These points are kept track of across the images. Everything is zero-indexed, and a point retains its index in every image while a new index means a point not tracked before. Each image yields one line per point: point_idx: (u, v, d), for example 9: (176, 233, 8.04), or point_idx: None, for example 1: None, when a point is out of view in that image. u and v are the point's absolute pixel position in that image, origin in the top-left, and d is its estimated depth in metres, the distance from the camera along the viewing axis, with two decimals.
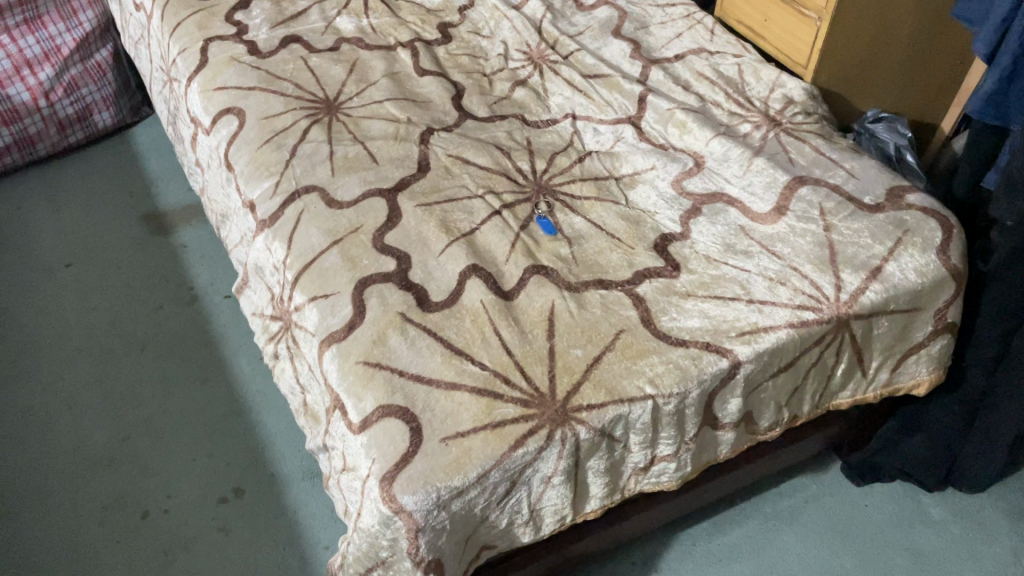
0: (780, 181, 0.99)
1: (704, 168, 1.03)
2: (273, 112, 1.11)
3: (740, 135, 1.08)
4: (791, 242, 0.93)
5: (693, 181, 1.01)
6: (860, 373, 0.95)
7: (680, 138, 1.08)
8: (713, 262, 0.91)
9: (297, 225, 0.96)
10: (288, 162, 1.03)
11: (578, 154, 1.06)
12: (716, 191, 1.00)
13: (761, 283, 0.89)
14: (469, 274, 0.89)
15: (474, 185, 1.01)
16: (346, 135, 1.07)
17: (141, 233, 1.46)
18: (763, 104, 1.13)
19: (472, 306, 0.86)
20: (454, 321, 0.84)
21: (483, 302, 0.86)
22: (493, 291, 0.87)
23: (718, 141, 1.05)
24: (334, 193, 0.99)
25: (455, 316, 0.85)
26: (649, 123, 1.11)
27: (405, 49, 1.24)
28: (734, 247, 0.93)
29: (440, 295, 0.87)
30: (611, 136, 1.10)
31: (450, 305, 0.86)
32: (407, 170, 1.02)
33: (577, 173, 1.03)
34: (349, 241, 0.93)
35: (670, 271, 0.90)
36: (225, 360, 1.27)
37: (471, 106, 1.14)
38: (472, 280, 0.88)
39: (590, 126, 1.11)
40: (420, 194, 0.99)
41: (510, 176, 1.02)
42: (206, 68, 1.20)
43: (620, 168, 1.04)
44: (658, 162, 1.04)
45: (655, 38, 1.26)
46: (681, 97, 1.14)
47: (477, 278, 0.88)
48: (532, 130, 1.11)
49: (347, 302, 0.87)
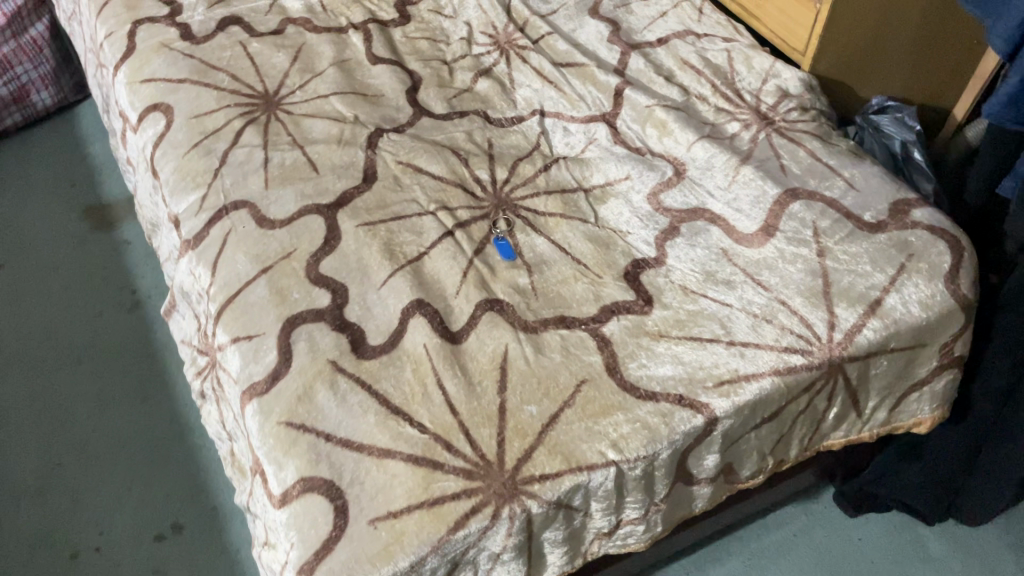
0: (769, 196, 0.88)
1: (686, 177, 0.91)
2: (204, 110, 0.99)
3: (726, 137, 0.96)
4: (779, 270, 0.82)
5: (672, 194, 0.90)
6: (855, 414, 0.85)
7: (659, 141, 0.96)
8: (690, 295, 0.80)
9: (222, 249, 0.85)
10: (216, 172, 0.92)
11: (545, 160, 0.94)
12: (697, 206, 0.88)
13: (743, 321, 0.78)
14: (411, 311, 0.78)
15: (425, 200, 0.90)
16: (284, 138, 0.95)
17: (82, 228, 1.35)
18: (754, 99, 1.01)
19: (414, 351, 0.75)
20: (392, 370, 0.74)
21: (427, 347, 0.75)
22: (438, 333, 0.76)
23: (701, 146, 0.93)
24: (266, 209, 0.88)
25: (394, 364, 0.74)
26: (625, 121, 0.99)
27: (357, 32, 1.11)
28: (715, 276, 0.82)
29: (378, 337, 0.76)
30: (583, 138, 0.98)
31: (389, 350, 0.75)
32: (350, 181, 0.91)
33: (542, 184, 0.91)
34: (279, 269, 0.82)
35: (642, 306, 0.79)
36: (169, 373, 1.17)
37: (428, 102, 1.02)
38: (415, 319, 0.77)
39: (559, 125, 0.99)
40: (363, 211, 0.88)
41: (466, 188, 0.91)
42: (133, 56, 1.07)
43: (590, 178, 0.93)
44: (633, 171, 0.92)
45: (636, 18, 1.13)
46: (663, 91, 1.02)
47: (421, 317, 0.78)
48: (495, 131, 0.99)
49: (272, 345, 0.76)
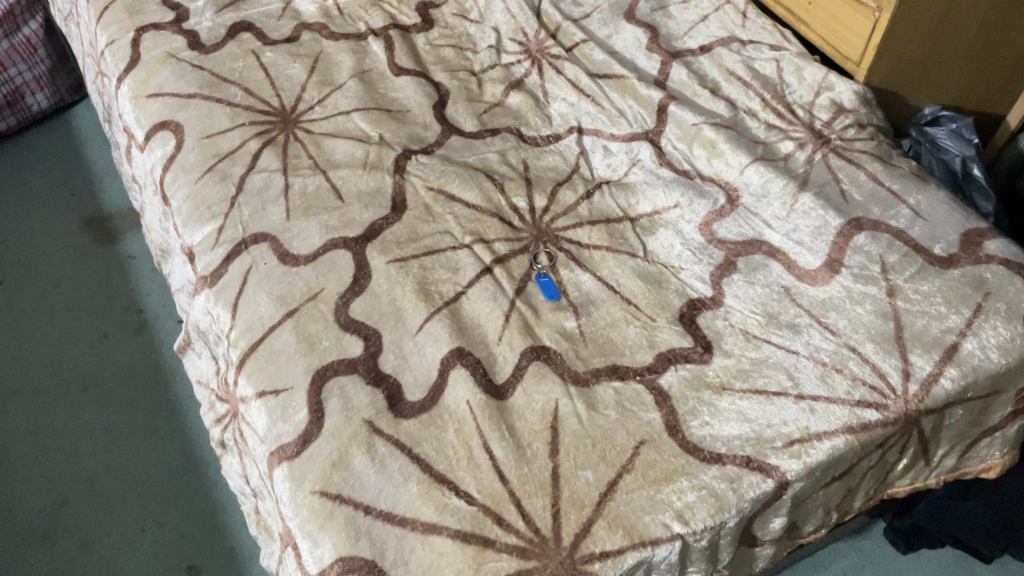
0: (831, 227, 0.82)
1: (739, 205, 0.85)
2: (217, 129, 0.92)
3: (780, 157, 0.90)
4: (846, 312, 0.76)
5: (726, 224, 0.83)
6: (923, 461, 0.79)
7: (708, 164, 0.89)
8: (752, 341, 0.74)
9: (243, 288, 0.79)
10: (233, 200, 0.85)
11: (586, 184, 0.88)
12: (753, 238, 0.82)
13: (811, 371, 0.72)
14: (452, 362, 0.72)
15: (459, 232, 0.83)
16: (305, 162, 0.89)
17: (84, 242, 1.28)
18: (807, 114, 0.94)
19: (457, 409, 0.69)
20: (434, 431, 0.68)
21: (471, 404, 0.69)
22: (482, 387, 0.70)
23: (755, 169, 0.86)
24: (289, 243, 0.81)
25: (436, 424, 0.68)
26: (670, 140, 0.92)
27: (377, 39, 1.04)
28: (777, 318, 0.76)
29: (416, 391, 0.70)
30: (625, 159, 0.91)
31: (429, 407, 0.69)
32: (378, 211, 0.84)
33: (585, 213, 0.85)
34: (305, 313, 0.76)
35: (701, 353, 0.73)
36: (180, 402, 1.11)
37: (457, 118, 0.95)
38: (456, 371, 0.71)
39: (599, 144, 0.93)
40: (393, 245, 0.81)
41: (503, 218, 0.85)
42: (138, 67, 1.00)
43: (636, 205, 0.86)
44: (682, 198, 0.85)
45: (675, 23, 1.06)
46: (709, 106, 0.95)
47: (463, 369, 0.71)
48: (530, 151, 0.92)
49: (302, 402, 0.70)
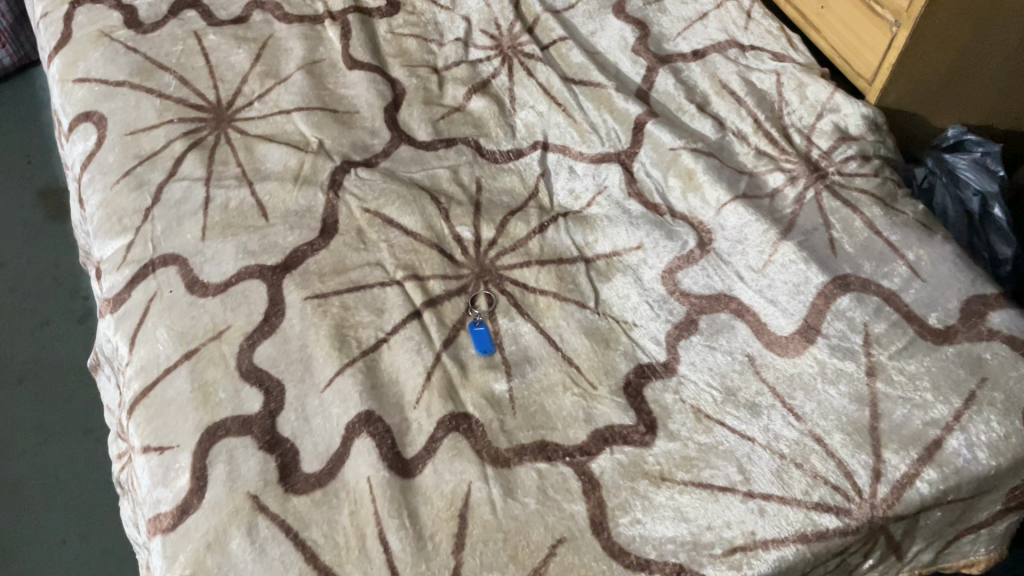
0: (811, 285, 0.71)
1: (711, 250, 0.75)
2: (142, 125, 0.83)
3: (766, 194, 0.79)
4: (816, 393, 0.66)
5: (691, 274, 0.73)
6: (895, 559, 0.68)
7: (682, 197, 0.79)
8: (704, 421, 0.65)
9: (144, 319, 0.71)
10: (147, 213, 0.77)
11: (541, 214, 0.78)
12: (722, 293, 0.72)
13: (766, 464, 0.63)
14: (353, 432, 0.64)
15: (392, 264, 0.74)
16: (231, 170, 0.80)
17: (36, 217, 1.21)
18: (804, 141, 0.83)
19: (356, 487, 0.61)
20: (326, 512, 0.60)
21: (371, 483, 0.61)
22: (386, 463, 0.62)
23: (733, 210, 0.76)
24: (200, 269, 0.73)
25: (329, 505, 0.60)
26: (643, 165, 0.81)
27: (334, 24, 0.93)
28: (735, 395, 0.66)
29: (313, 461, 0.63)
30: (590, 185, 0.81)
31: (325, 482, 0.61)
32: (304, 235, 0.75)
33: (535, 250, 0.75)
34: (205, 355, 0.68)
35: (642, 433, 0.64)
36: None
37: (409, 124, 0.85)
38: (357, 442, 0.63)
39: (564, 164, 0.83)
40: (315, 278, 0.73)
41: (443, 250, 0.75)
42: (68, 46, 0.91)
43: (594, 243, 0.76)
44: (646, 239, 0.75)
45: (669, 20, 0.94)
46: (693, 125, 0.84)
47: (365, 439, 0.63)
48: (486, 168, 0.82)
49: (186, 465, 0.63)
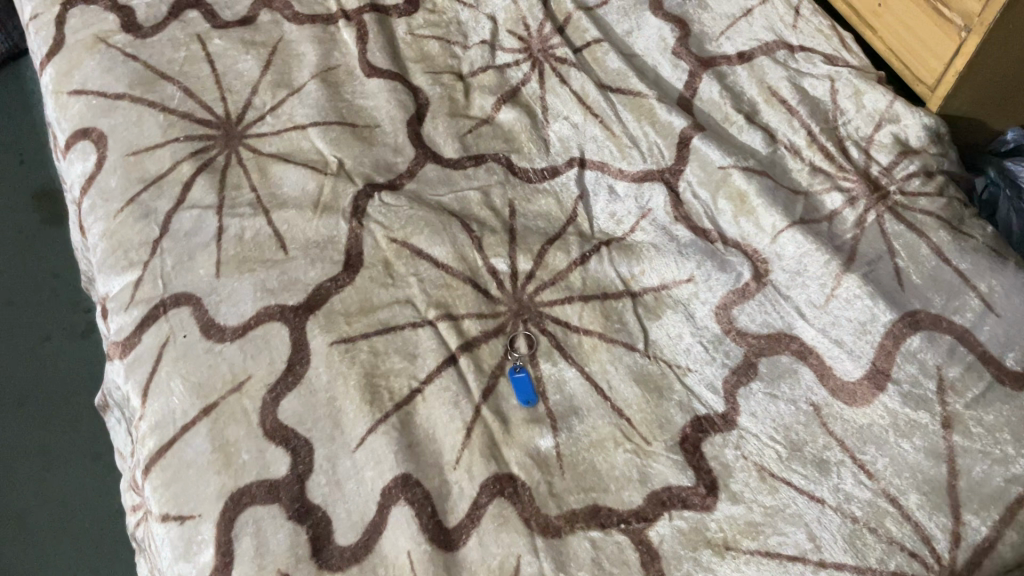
0: (879, 324, 0.66)
1: (768, 283, 0.69)
2: (146, 144, 0.77)
3: (824, 216, 0.73)
4: (888, 447, 0.62)
5: (747, 310, 0.68)
6: None
7: (733, 222, 0.73)
8: (769, 481, 0.60)
9: (156, 368, 0.65)
10: (155, 246, 0.71)
11: (582, 242, 0.72)
12: (782, 332, 0.67)
13: (837, 529, 0.58)
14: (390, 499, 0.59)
15: (423, 302, 0.68)
16: (245, 196, 0.74)
17: (31, 222, 1.15)
18: (862, 156, 0.77)
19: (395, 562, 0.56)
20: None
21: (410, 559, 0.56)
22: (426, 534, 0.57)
23: (791, 237, 0.70)
24: (215, 310, 0.67)
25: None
26: (690, 184, 0.75)
27: (349, 25, 0.86)
28: (800, 451, 0.62)
29: (349, 531, 0.58)
30: (633, 208, 0.75)
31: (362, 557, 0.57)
32: (326, 269, 0.69)
33: (577, 284, 0.69)
34: (225, 410, 0.63)
35: (703, 496, 0.60)
36: None
37: (434, 139, 0.79)
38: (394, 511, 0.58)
39: (603, 183, 0.77)
40: (341, 319, 0.67)
41: (478, 284, 0.70)
42: (61, 53, 0.84)
43: (641, 275, 0.70)
44: (697, 271, 0.69)
45: (711, 17, 0.87)
46: (741, 139, 0.78)
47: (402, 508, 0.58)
48: (519, 189, 0.76)
49: (210, 538, 0.58)
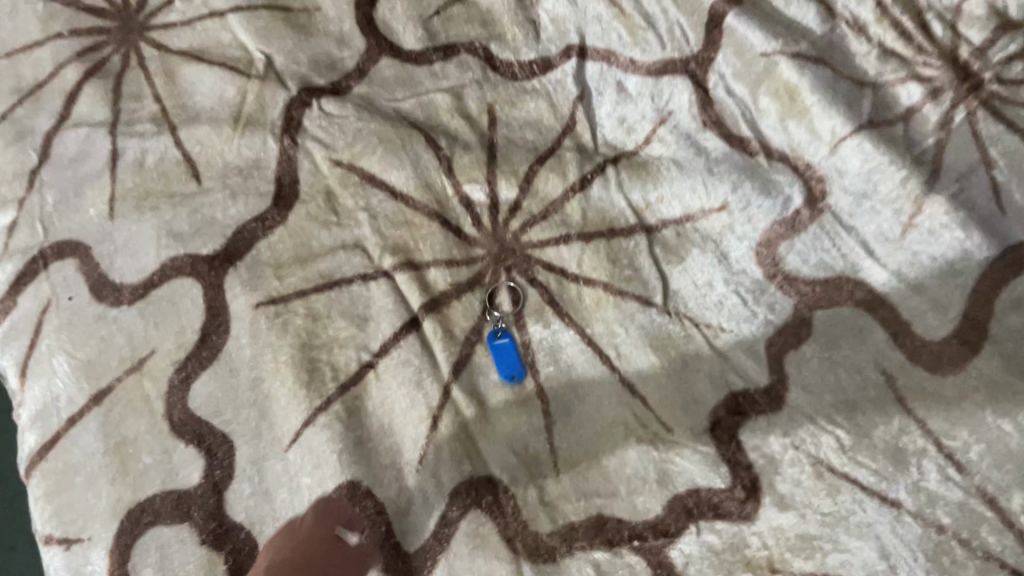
0: (971, 264, 0.50)
1: (825, 210, 0.53)
2: (18, 41, 0.59)
3: (897, 116, 0.56)
4: (985, 430, 0.46)
5: (797, 247, 0.52)
6: None
7: (779, 126, 0.55)
8: (827, 479, 0.46)
9: (35, 340, 0.51)
10: (32, 178, 0.55)
11: (581, 160, 0.55)
12: (845, 277, 0.51)
13: (916, 543, 0.44)
14: (321, 505, 0.45)
15: (376, 246, 0.53)
16: (146, 109, 0.57)
17: None
18: (947, 34, 0.57)
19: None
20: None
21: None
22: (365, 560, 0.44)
23: (856, 147, 0.53)
24: (108, 263, 0.52)
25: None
26: (722, 77, 0.57)
27: None
28: (870, 438, 0.46)
29: (268, 544, 0.44)
30: (648, 110, 0.57)
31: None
32: (250, 204, 0.54)
33: (575, 219, 0.54)
34: (122, 398, 0.49)
35: (742, 502, 0.46)
36: None
37: (389, 25, 0.60)
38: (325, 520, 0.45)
39: (610, 78, 0.58)
40: (270, 273, 0.52)
41: (447, 221, 0.54)
42: None
43: (658, 203, 0.54)
44: (732, 196, 0.53)
45: None
46: (789, 13, 0.58)
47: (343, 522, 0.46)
48: (501, 90, 0.58)
49: (103, 568, 0.46)
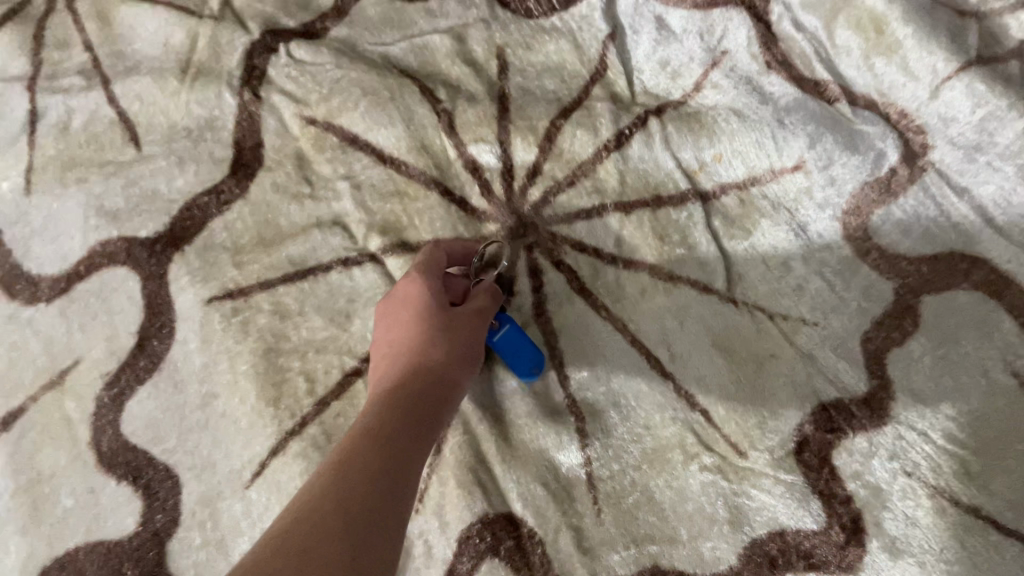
0: None
1: (927, 168, 0.42)
2: None
3: (1011, 52, 0.44)
4: None
5: (895, 216, 0.41)
6: None
7: (863, 68, 0.44)
8: (950, 517, 0.35)
9: None
10: None
11: (616, 111, 0.44)
12: (958, 253, 0.40)
13: None
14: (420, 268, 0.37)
15: (361, 225, 0.42)
16: (75, 60, 0.46)
17: None
18: None
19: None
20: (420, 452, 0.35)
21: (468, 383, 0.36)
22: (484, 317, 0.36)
23: (965, 89, 0.42)
24: (24, 251, 0.42)
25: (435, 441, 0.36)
26: (787, 9, 0.45)
27: None
28: (1005, 460, 0.36)
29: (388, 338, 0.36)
30: (696, 51, 0.46)
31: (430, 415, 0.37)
32: (203, 174, 0.43)
33: (611, 184, 0.43)
34: (38, 420, 0.39)
35: (841, 548, 0.35)
36: None
37: None
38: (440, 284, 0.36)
39: (651, 13, 0.47)
40: (227, 259, 0.41)
41: (450, 190, 0.43)
42: None
43: (715, 163, 0.43)
44: (809, 153, 0.42)
45: None
46: None
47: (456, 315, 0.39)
48: (514, 30, 0.47)
49: None
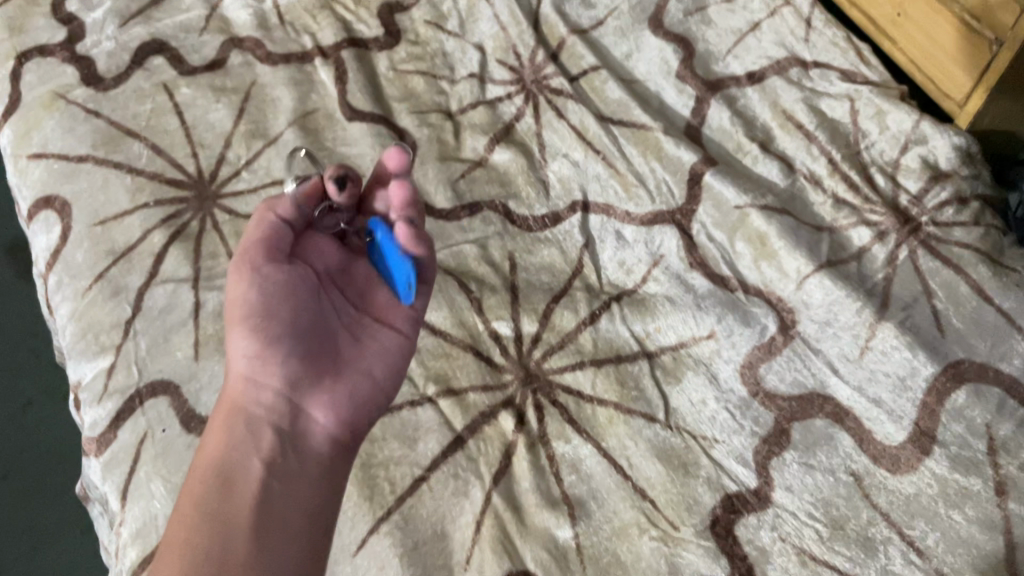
0: (920, 378, 0.60)
1: (795, 335, 0.64)
2: (114, 212, 0.70)
3: (851, 255, 0.67)
4: (939, 519, 0.55)
5: (773, 368, 0.62)
6: None
7: (754, 267, 0.67)
8: (810, 566, 0.55)
9: (134, 469, 0.60)
10: (128, 327, 0.65)
11: (589, 298, 0.66)
12: (814, 392, 0.61)
13: None
14: None
15: (421, 376, 0.63)
16: (223, 266, 0.68)
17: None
18: (889, 184, 0.70)
19: (376, 336, 0.57)
20: (320, 485, 0.52)
21: (273, 374, 0.53)
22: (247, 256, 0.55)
23: (818, 283, 0.65)
24: (196, 399, 0.62)
25: (319, 463, 0.52)
26: (704, 226, 0.69)
27: (326, 64, 0.80)
28: (844, 529, 0.56)
29: None
30: (643, 254, 0.69)
31: (333, 432, 0.54)
32: None
33: (587, 348, 0.64)
34: None
35: None
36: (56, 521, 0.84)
37: (424, 187, 0.72)
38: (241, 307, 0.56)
39: (610, 227, 0.70)
40: None
41: (480, 352, 0.64)
42: (18, 112, 0.77)
43: (656, 332, 0.65)
44: (718, 325, 0.64)
45: (716, 34, 0.80)
46: (758, 170, 0.72)
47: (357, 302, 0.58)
48: (518, 240, 0.70)
49: None
